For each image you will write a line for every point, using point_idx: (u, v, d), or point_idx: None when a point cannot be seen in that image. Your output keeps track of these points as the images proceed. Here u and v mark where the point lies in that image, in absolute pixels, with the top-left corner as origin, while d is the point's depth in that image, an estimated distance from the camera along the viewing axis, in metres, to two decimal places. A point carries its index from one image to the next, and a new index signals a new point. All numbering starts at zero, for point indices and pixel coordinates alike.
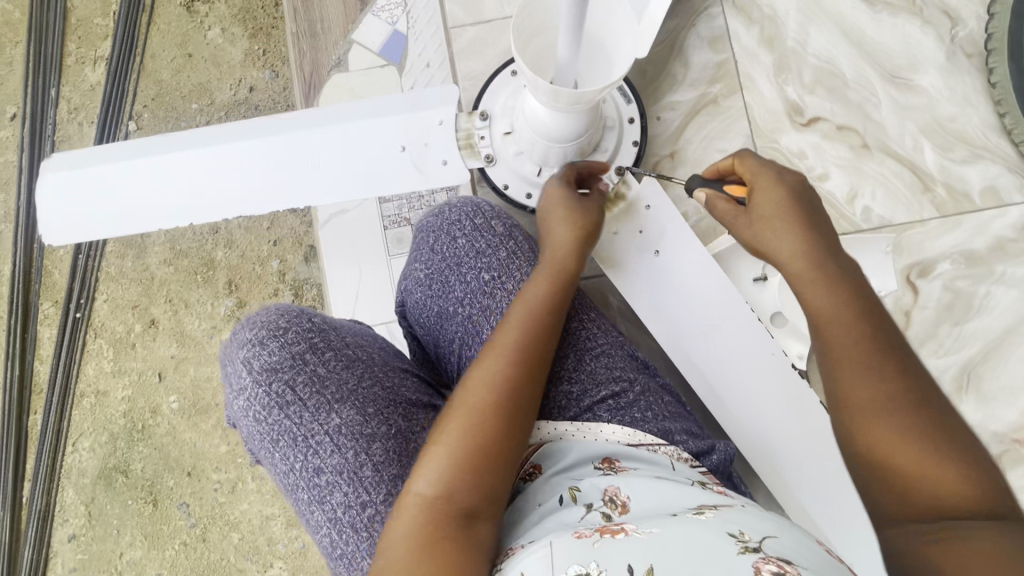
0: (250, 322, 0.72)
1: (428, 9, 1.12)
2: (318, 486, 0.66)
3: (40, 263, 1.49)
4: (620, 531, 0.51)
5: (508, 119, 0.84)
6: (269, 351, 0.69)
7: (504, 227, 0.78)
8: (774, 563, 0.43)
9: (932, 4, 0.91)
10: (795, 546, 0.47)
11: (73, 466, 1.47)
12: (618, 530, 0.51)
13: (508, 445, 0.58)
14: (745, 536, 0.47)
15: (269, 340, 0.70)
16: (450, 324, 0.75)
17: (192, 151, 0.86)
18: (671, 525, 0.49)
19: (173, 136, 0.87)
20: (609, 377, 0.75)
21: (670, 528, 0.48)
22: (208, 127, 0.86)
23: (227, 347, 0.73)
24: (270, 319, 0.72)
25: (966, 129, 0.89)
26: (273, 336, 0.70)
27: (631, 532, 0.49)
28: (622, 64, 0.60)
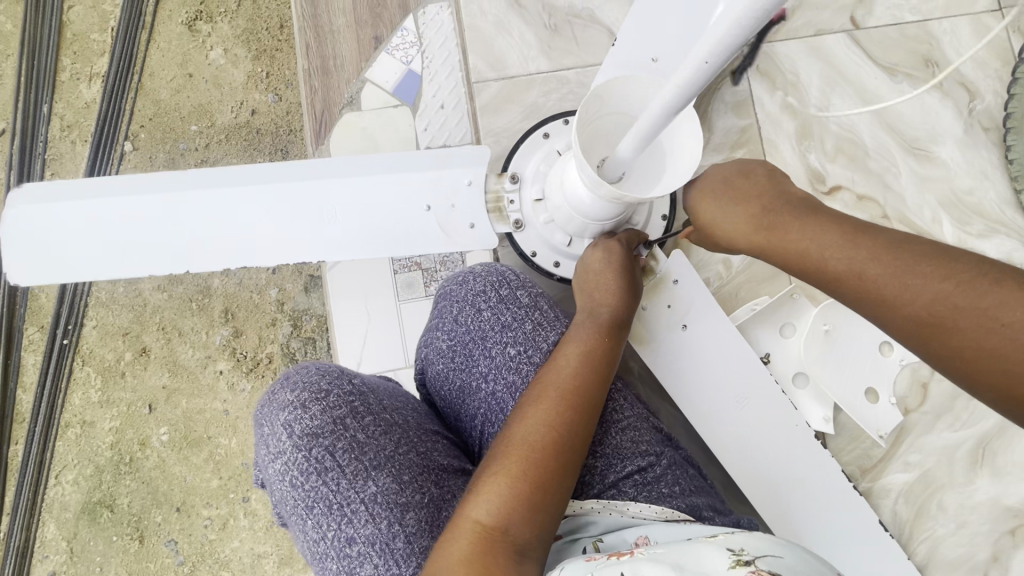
0: (291, 381, 0.67)
1: (445, 51, 1.10)
2: (348, 557, 0.62)
3: (25, 286, 1.43)
4: (629, 552, 0.51)
5: (539, 186, 0.86)
6: (310, 415, 0.64)
7: (529, 296, 0.74)
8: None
9: (951, 76, 0.92)
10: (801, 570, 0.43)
11: (55, 500, 1.41)
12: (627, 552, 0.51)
13: (564, 487, 0.59)
14: (742, 551, 0.45)
15: (311, 403, 0.65)
16: (471, 400, 0.72)
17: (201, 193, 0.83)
18: (675, 545, 0.49)
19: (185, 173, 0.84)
20: (636, 451, 0.69)
21: (673, 548, 0.49)
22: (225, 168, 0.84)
23: (262, 407, 0.67)
24: (311, 379, 0.67)
25: (983, 202, 0.90)
26: (315, 398, 0.66)
27: (637, 552, 0.50)
28: (682, 162, 0.64)
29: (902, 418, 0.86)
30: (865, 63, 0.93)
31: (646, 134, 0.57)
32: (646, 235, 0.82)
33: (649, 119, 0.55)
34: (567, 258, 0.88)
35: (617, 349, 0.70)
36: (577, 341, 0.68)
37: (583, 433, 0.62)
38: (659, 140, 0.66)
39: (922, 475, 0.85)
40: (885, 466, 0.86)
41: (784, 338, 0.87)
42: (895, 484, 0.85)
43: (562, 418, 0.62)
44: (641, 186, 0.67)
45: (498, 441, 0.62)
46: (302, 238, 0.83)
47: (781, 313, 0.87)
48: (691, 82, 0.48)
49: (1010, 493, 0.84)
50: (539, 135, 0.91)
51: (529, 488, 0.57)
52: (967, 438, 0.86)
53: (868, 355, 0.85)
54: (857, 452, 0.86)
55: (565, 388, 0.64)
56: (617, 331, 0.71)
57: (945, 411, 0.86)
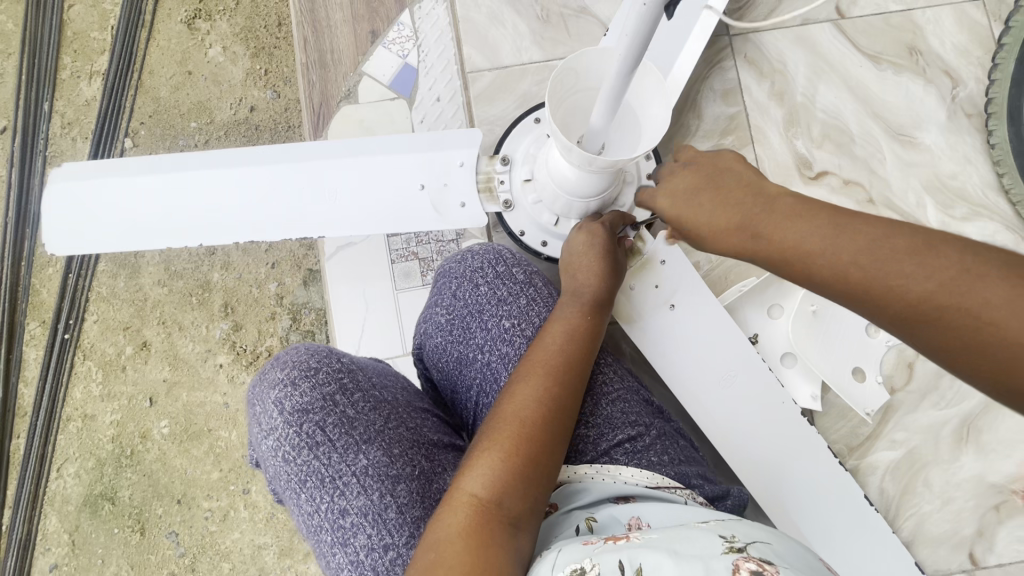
0: (280, 361, 0.69)
1: (440, 44, 1.12)
2: (342, 528, 0.63)
3: (27, 282, 1.44)
4: (624, 537, 0.52)
5: (529, 167, 0.88)
6: (300, 392, 0.66)
7: (524, 273, 0.76)
8: (753, 562, 0.44)
9: (934, 64, 0.94)
10: (790, 556, 0.46)
11: (57, 493, 1.42)
12: (623, 537, 0.52)
13: (555, 458, 0.61)
14: (735, 538, 0.48)
15: (300, 380, 0.67)
16: (468, 371, 0.74)
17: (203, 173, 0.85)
18: (670, 532, 0.51)
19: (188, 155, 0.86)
20: (626, 421, 0.71)
21: (669, 534, 0.50)
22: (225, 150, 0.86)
23: (254, 387, 0.69)
24: (301, 358, 0.69)
25: (965, 186, 0.92)
26: (304, 376, 0.67)
27: (633, 537, 0.51)
28: (653, 128, 0.65)
29: (889, 397, 0.87)
30: (850, 52, 0.95)
31: (612, 101, 0.60)
32: (632, 217, 0.84)
33: (612, 83, 0.58)
34: (554, 237, 0.90)
35: (602, 327, 0.72)
36: (566, 318, 0.70)
37: (570, 407, 0.64)
38: (633, 111, 0.68)
39: (908, 453, 0.87)
40: (872, 445, 0.88)
41: (771, 319, 0.89)
42: (882, 461, 0.87)
43: (551, 392, 0.63)
44: (623, 153, 0.69)
45: (489, 418, 0.63)
46: (300, 216, 0.85)
47: (769, 295, 0.89)
48: (641, 29, 0.50)
49: (994, 469, 0.86)
50: (531, 119, 0.93)
51: (522, 462, 0.59)
52: (952, 417, 0.87)
53: (854, 335, 0.87)
54: (845, 431, 0.88)
55: (552, 365, 0.65)
56: (602, 310, 0.73)
57: (931, 390, 0.88)
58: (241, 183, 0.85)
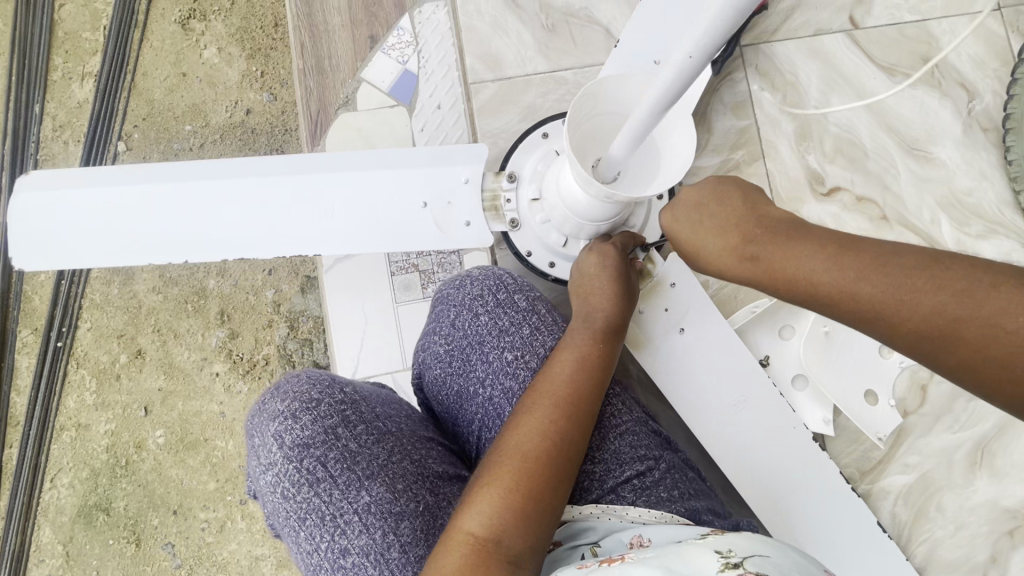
0: (280, 391, 0.66)
1: (442, 51, 1.09)
2: (343, 568, 0.61)
3: (19, 289, 1.41)
4: (621, 558, 0.51)
5: (536, 185, 0.85)
6: (300, 426, 0.64)
7: (527, 301, 0.73)
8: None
9: (951, 77, 0.92)
10: (788, 565, 0.44)
11: (51, 503, 1.40)
12: (619, 558, 0.51)
13: (559, 494, 0.59)
14: (730, 552, 0.46)
15: (301, 413, 0.64)
16: (469, 405, 0.71)
17: (196, 186, 0.82)
18: (665, 549, 0.49)
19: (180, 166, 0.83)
20: (634, 456, 0.69)
21: (664, 552, 0.48)
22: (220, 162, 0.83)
23: (252, 418, 0.66)
24: (301, 388, 0.66)
25: (981, 203, 0.90)
26: (305, 408, 0.65)
27: (629, 557, 0.50)
28: (673, 164, 0.63)
29: (901, 420, 0.85)
30: (864, 63, 0.92)
31: (638, 134, 0.57)
32: (643, 238, 0.81)
33: (639, 117, 0.55)
34: (562, 259, 0.87)
35: (614, 355, 0.70)
36: (573, 348, 0.67)
37: (577, 441, 0.61)
38: (652, 143, 0.66)
39: (921, 477, 0.85)
40: (884, 469, 0.86)
41: (783, 341, 0.86)
42: (894, 486, 0.85)
43: (556, 425, 0.61)
44: (637, 189, 0.65)
45: (491, 451, 0.61)
46: (296, 233, 0.83)
47: (779, 316, 0.86)
48: (683, 71, 0.48)
49: (1008, 494, 0.84)
50: (538, 134, 0.90)
51: (521, 499, 0.57)
52: (966, 440, 0.85)
53: (867, 358, 0.85)
54: (856, 454, 0.86)
55: (559, 396, 0.63)
56: (614, 337, 0.71)
57: (944, 413, 0.86)
58: (237, 198, 0.82)
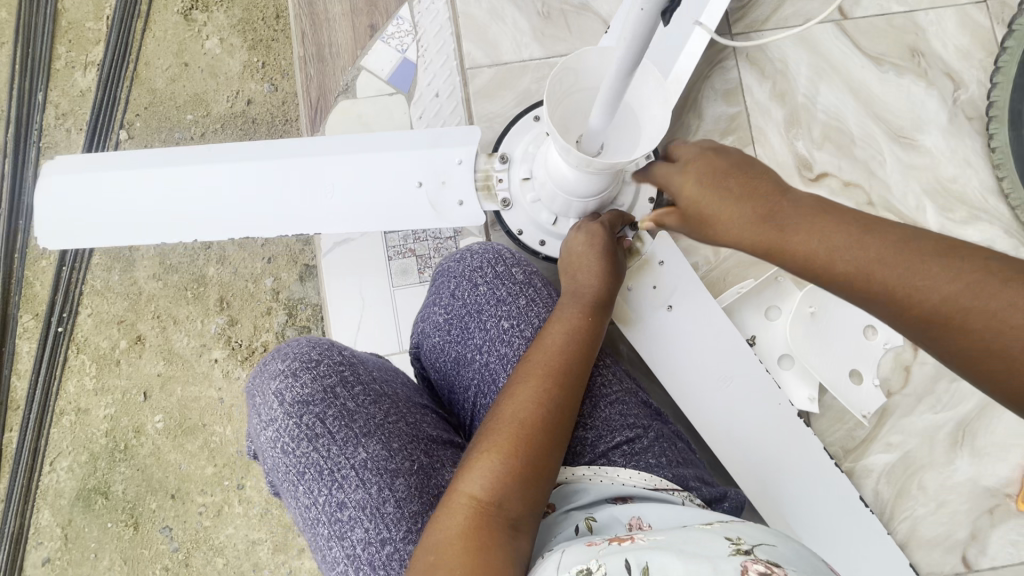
0: (282, 352, 0.68)
1: (440, 39, 1.11)
2: (339, 521, 0.62)
3: (21, 274, 1.43)
4: (627, 539, 0.52)
5: (528, 166, 0.87)
6: (301, 383, 0.66)
7: (523, 273, 0.76)
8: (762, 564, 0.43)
9: (936, 67, 0.94)
10: (795, 556, 0.46)
11: (50, 487, 1.41)
12: (625, 538, 0.52)
13: (554, 459, 0.60)
14: (740, 540, 0.48)
15: (302, 372, 0.66)
16: (466, 371, 0.73)
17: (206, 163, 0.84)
18: (675, 533, 0.51)
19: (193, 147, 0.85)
20: (624, 424, 0.71)
21: (674, 536, 0.50)
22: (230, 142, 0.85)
23: (253, 378, 0.68)
24: (302, 349, 0.68)
25: (965, 190, 0.92)
26: (305, 367, 0.67)
27: (637, 539, 0.51)
28: (652, 131, 0.64)
29: (885, 400, 0.87)
30: (852, 53, 0.94)
31: (610, 102, 0.59)
32: (632, 218, 0.83)
33: (609, 84, 0.57)
34: (553, 237, 0.89)
35: (602, 326, 0.72)
36: (565, 319, 0.69)
37: (570, 407, 0.63)
38: (633, 113, 0.67)
39: (904, 456, 0.87)
40: (868, 447, 0.88)
41: (770, 321, 0.88)
42: (877, 465, 0.87)
43: (549, 394, 0.63)
44: (623, 154, 0.68)
45: (488, 421, 0.62)
46: (299, 212, 0.84)
47: (765, 297, 0.88)
48: (640, 29, 0.49)
49: (989, 473, 0.86)
50: (530, 116, 0.92)
51: (520, 464, 0.58)
52: (948, 420, 0.87)
53: (851, 338, 0.87)
54: (841, 433, 0.88)
55: (552, 366, 0.65)
56: (602, 309, 0.73)
57: (928, 394, 0.88)
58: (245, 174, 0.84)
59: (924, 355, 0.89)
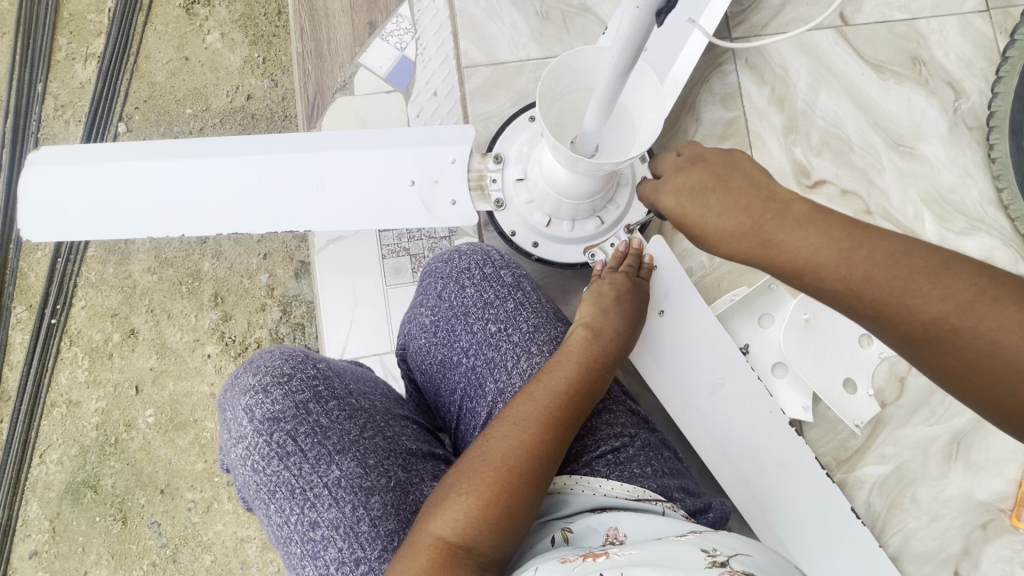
0: (253, 366, 0.67)
1: (439, 37, 1.10)
2: (312, 541, 0.61)
3: (15, 265, 1.43)
4: (603, 554, 0.51)
5: (522, 166, 0.86)
6: (272, 400, 0.64)
7: (512, 276, 0.75)
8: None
9: (938, 75, 0.93)
10: (769, 566, 0.45)
11: (39, 479, 1.41)
12: (601, 554, 0.51)
13: (532, 504, 0.57)
14: (716, 551, 0.46)
15: (273, 387, 0.65)
16: (451, 374, 0.72)
17: (193, 163, 0.83)
18: (649, 546, 0.50)
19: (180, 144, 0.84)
20: (609, 433, 0.70)
21: (650, 549, 0.49)
22: (216, 141, 0.84)
23: (225, 392, 0.67)
24: (274, 363, 0.67)
25: (964, 200, 0.91)
26: (277, 383, 0.65)
27: (613, 554, 0.50)
28: (646, 135, 0.64)
29: (878, 410, 0.86)
30: (853, 59, 0.94)
31: (606, 101, 0.59)
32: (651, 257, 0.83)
33: (606, 83, 0.57)
34: (546, 239, 0.88)
35: (612, 360, 0.69)
36: (571, 354, 0.66)
37: (559, 450, 0.60)
38: (629, 117, 0.66)
39: (896, 468, 0.86)
40: (860, 459, 0.87)
41: (762, 328, 0.88)
42: (870, 476, 0.86)
43: (537, 434, 0.59)
44: (620, 152, 0.67)
45: (469, 457, 0.58)
46: (288, 212, 0.84)
47: (759, 304, 0.88)
48: (639, 24, 0.48)
49: (981, 488, 0.85)
50: (525, 117, 0.90)
51: (496, 506, 0.55)
52: (942, 433, 0.86)
53: (846, 347, 0.86)
54: (833, 444, 0.87)
55: (546, 405, 0.61)
56: (615, 335, 0.72)
57: (922, 405, 0.87)
58: (234, 175, 0.83)
59: None
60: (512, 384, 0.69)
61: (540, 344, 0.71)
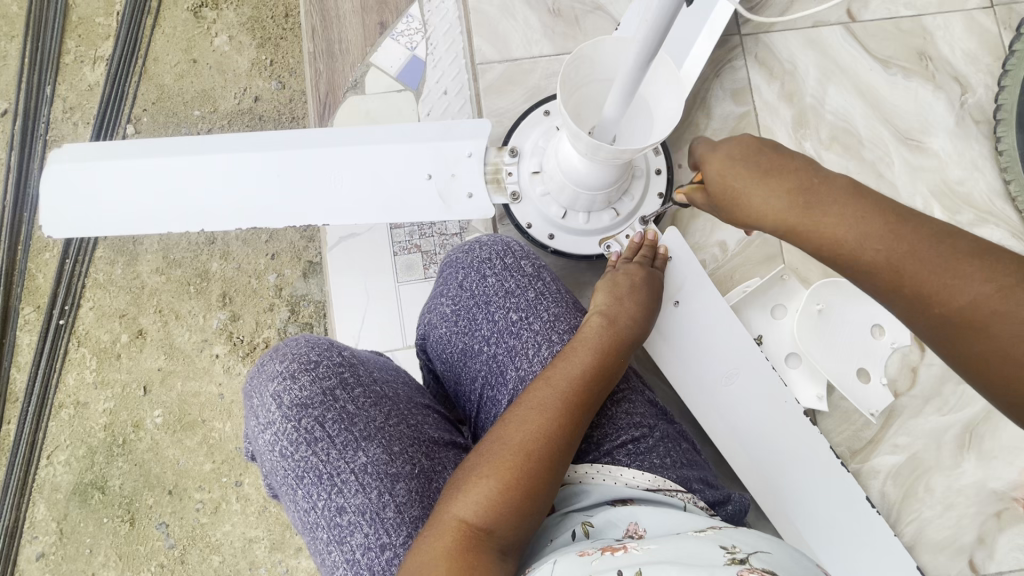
0: (280, 353, 0.67)
1: (450, 36, 1.12)
2: (338, 526, 0.62)
3: (23, 267, 1.43)
4: (620, 548, 0.51)
5: (537, 159, 0.87)
6: (300, 386, 0.65)
7: (531, 266, 0.75)
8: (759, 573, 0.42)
9: (944, 70, 0.94)
10: (789, 563, 0.45)
11: (46, 480, 1.40)
12: (618, 547, 0.51)
13: (552, 488, 0.57)
14: (735, 548, 0.47)
15: (300, 373, 0.65)
16: (473, 362, 0.72)
17: (216, 157, 0.84)
18: (667, 541, 0.50)
19: (203, 140, 0.85)
20: (630, 423, 0.71)
21: (668, 544, 0.49)
22: (241, 135, 0.85)
23: (251, 379, 0.67)
24: (301, 350, 0.67)
25: (972, 193, 0.92)
26: (304, 369, 0.66)
27: (630, 549, 0.50)
28: (665, 124, 0.65)
29: (892, 399, 0.87)
30: (860, 55, 0.95)
31: (628, 90, 0.59)
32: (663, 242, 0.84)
33: (629, 72, 0.57)
34: (561, 231, 0.89)
35: (627, 347, 0.70)
36: (585, 341, 0.67)
37: (577, 435, 0.60)
38: (646, 107, 0.68)
39: (910, 458, 0.86)
40: (874, 449, 0.87)
41: (775, 320, 0.88)
42: (884, 466, 0.87)
43: (557, 419, 0.59)
44: (639, 141, 0.68)
45: (490, 441, 0.58)
46: (310, 204, 0.84)
47: (772, 295, 0.89)
48: (663, 15, 0.49)
49: (995, 477, 0.85)
50: (539, 111, 0.92)
51: (517, 490, 0.55)
52: (955, 423, 0.87)
53: (859, 337, 0.86)
54: (847, 433, 0.88)
55: (565, 391, 0.62)
56: (631, 322, 0.72)
57: (934, 395, 0.88)
58: (256, 169, 0.84)
59: (931, 356, 0.88)
60: (532, 371, 0.69)
61: (561, 332, 0.71)
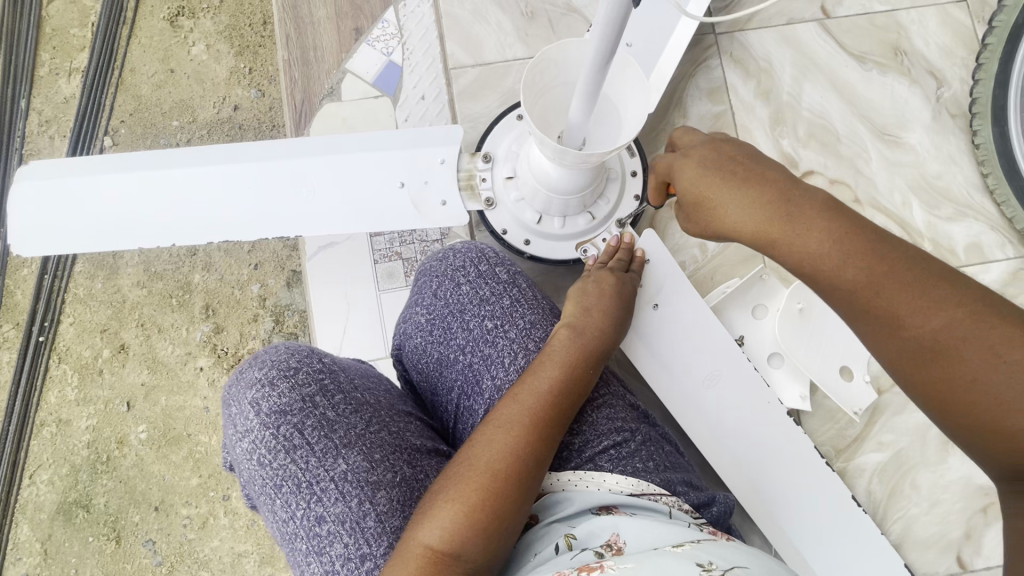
0: (259, 360, 0.66)
1: (425, 41, 1.10)
2: (318, 536, 0.60)
3: (1, 284, 1.41)
4: (597, 567, 0.50)
5: (511, 164, 0.87)
6: (278, 392, 0.63)
7: (507, 273, 0.74)
8: None
9: (919, 65, 0.94)
10: None
11: (29, 501, 1.38)
12: (596, 567, 0.50)
13: (521, 507, 0.56)
14: (712, 565, 0.46)
15: (279, 380, 0.64)
16: (449, 372, 0.71)
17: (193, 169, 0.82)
18: (644, 559, 0.48)
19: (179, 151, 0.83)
20: (612, 427, 0.70)
21: (645, 562, 0.48)
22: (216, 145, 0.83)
23: (230, 387, 0.66)
24: (281, 357, 0.66)
25: (950, 186, 0.92)
26: (283, 376, 0.64)
27: (607, 568, 0.49)
28: (631, 125, 0.64)
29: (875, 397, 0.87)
30: (836, 52, 0.95)
31: (589, 94, 0.59)
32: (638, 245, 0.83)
33: (587, 76, 0.57)
34: (537, 236, 0.88)
35: (597, 359, 0.68)
36: (554, 354, 0.65)
37: (547, 451, 0.59)
38: (613, 108, 0.67)
39: (895, 455, 0.86)
40: (859, 447, 0.87)
41: (756, 319, 0.88)
42: (869, 464, 0.86)
43: (525, 437, 0.58)
44: (607, 144, 0.67)
45: (456, 463, 0.58)
46: (285, 215, 0.83)
47: (752, 295, 0.88)
48: (611, 20, 0.49)
49: (980, 471, 0.85)
50: (513, 115, 0.91)
51: (484, 512, 0.54)
52: None
53: (840, 335, 0.86)
54: (831, 432, 0.87)
55: (533, 407, 0.61)
56: (598, 334, 0.70)
57: None
58: (232, 179, 0.82)
59: None
60: (508, 381, 0.68)
61: (537, 340, 0.70)
